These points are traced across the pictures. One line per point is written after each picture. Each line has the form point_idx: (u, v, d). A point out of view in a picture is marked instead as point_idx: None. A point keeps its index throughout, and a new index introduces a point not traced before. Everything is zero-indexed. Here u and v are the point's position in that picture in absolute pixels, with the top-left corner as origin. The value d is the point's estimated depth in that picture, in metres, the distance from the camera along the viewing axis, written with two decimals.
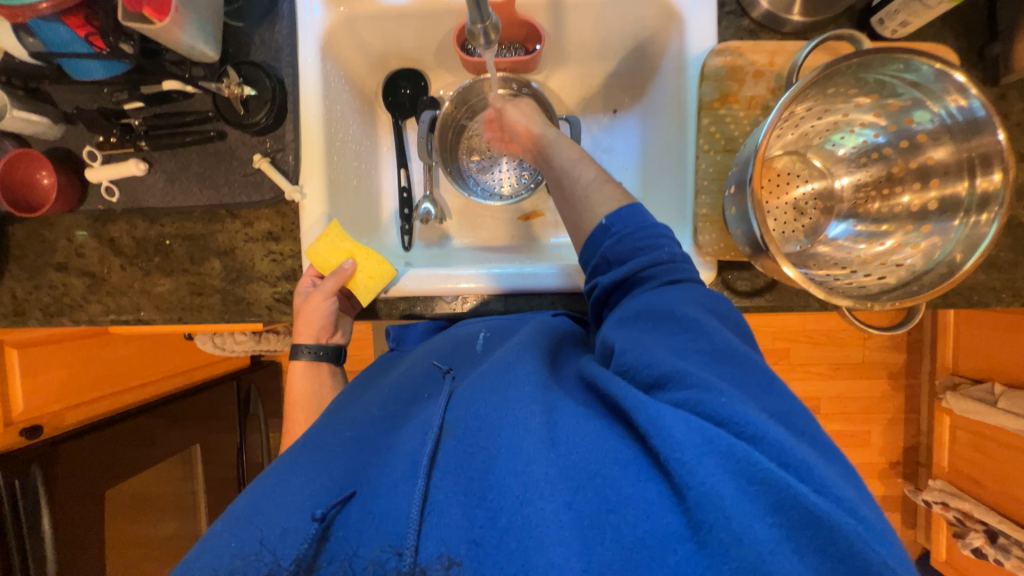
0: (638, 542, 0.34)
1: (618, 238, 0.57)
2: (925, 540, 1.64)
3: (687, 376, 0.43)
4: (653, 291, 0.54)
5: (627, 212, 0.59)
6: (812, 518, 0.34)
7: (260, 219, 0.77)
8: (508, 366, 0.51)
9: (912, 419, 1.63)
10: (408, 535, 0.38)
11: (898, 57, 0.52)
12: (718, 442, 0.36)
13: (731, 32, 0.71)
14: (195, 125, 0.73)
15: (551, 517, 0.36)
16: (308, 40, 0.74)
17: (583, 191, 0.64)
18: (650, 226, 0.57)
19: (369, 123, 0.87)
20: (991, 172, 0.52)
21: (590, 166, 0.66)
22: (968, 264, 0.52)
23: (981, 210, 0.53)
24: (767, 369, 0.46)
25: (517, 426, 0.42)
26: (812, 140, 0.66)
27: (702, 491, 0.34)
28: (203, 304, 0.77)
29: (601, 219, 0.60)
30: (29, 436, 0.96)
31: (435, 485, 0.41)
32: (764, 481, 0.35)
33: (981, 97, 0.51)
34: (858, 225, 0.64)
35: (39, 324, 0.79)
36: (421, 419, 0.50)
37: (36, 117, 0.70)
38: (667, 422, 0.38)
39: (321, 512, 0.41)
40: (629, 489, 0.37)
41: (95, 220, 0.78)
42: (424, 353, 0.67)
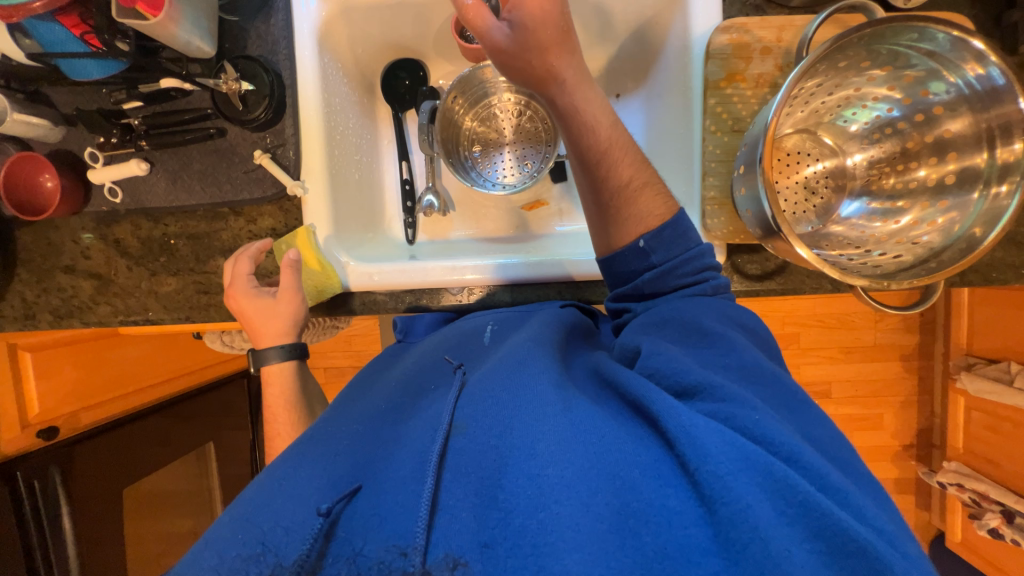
0: (660, 551, 0.34)
1: (659, 272, 0.56)
2: (939, 522, 1.63)
3: (718, 389, 0.42)
4: (685, 301, 0.54)
5: (670, 235, 0.56)
6: (854, 548, 0.33)
7: (263, 215, 0.76)
8: (519, 364, 0.50)
9: (925, 401, 1.62)
10: (416, 534, 0.37)
11: (914, 26, 0.50)
12: (756, 460, 0.36)
13: (737, 9, 0.68)
14: (194, 122, 0.72)
15: (567, 522, 0.35)
16: (303, 31, 0.72)
17: (616, 195, 0.58)
18: (695, 255, 0.57)
19: (368, 116, 0.86)
20: (1012, 142, 0.51)
21: (624, 161, 0.58)
22: (988, 238, 0.50)
23: (1002, 181, 0.52)
24: (798, 391, 0.47)
25: (532, 427, 0.42)
26: (823, 117, 0.64)
27: (736, 508, 0.34)
28: (210, 303, 0.78)
29: (639, 240, 0.57)
30: (47, 437, 0.96)
31: (445, 486, 0.40)
32: (805, 505, 0.35)
33: (1001, 64, 0.49)
34: (872, 204, 0.62)
35: (49, 326, 0.79)
36: (429, 414, 0.49)
37: (35, 119, 0.70)
38: (701, 432, 0.37)
39: (327, 506, 0.41)
40: (650, 495, 0.36)
41: (100, 222, 0.78)
42: (430, 347, 0.66)
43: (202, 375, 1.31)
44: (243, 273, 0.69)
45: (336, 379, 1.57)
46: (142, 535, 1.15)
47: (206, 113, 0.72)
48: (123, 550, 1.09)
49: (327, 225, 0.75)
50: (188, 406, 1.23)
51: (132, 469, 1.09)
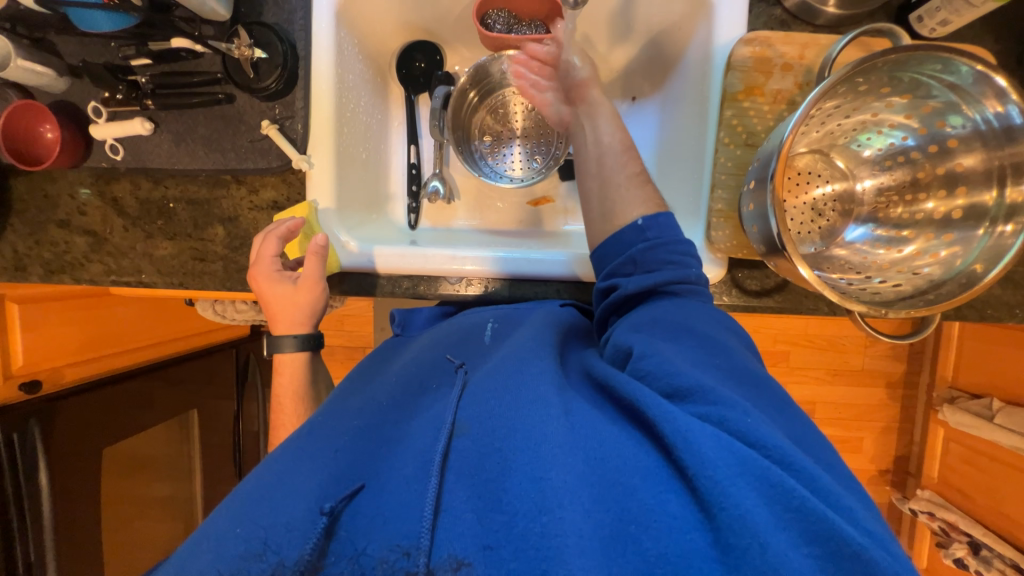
0: (661, 557, 0.33)
1: (652, 244, 0.58)
2: (907, 547, 1.66)
3: (709, 392, 0.42)
4: (676, 301, 0.55)
5: (664, 220, 0.60)
6: (848, 551, 0.33)
7: (266, 186, 0.75)
8: (521, 364, 0.50)
9: (906, 429, 1.64)
10: (420, 535, 0.37)
11: (938, 55, 0.50)
12: (750, 463, 0.36)
13: (762, 21, 0.68)
14: (202, 86, 0.71)
15: (571, 527, 0.35)
16: (321, 3, 0.70)
17: (623, 181, 0.64)
18: (682, 243, 0.59)
19: (381, 95, 0.85)
20: (1022, 183, 0.51)
21: (632, 160, 0.66)
22: (988, 276, 0.51)
23: (1008, 220, 0.52)
24: (784, 395, 0.48)
25: (535, 430, 0.42)
26: (837, 139, 0.64)
27: (734, 514, 0.34)
28: (205, 271, 0.77)
29: (638, 219, 0.60)
30: (29, 391, 0.96)
31: (447, 488, 0.40)
32: (800, 510, 0.34)
33: (1020, 103, 0.49)
34: (877, 230, 0.62)
35: (39, 280, 0.78)
36: (432, 413, 0.49)
37: (40, 68, 0.68)
38: (697, 437, 0.37)
39: (329, 505, 0.40)
40: (651, 502, 0.36)
41: (98, 178, 0.77)
42: (431, 343, 0.65)
43: (191, 341, 1.30)
44: (268, 254, 0.67)
45: (327, 357, 1.56)
46: (122, 497, 1.15)
47: (217, 77, 0.71)
48: (99, 511, 1.08)
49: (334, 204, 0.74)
50: (176, 372, 1.23)
51: (114, 431, 1.09)
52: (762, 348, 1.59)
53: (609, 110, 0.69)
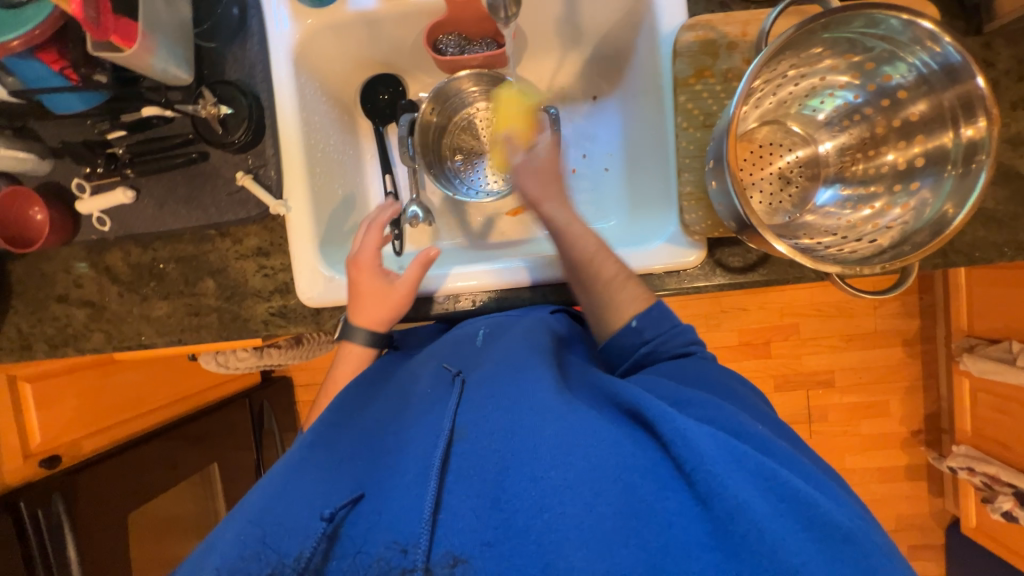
0: (660, 546, 0.36)
1: (652, 346, 0.59)
2: (953, 507, 1.60)
3: (706, 406, 0.47)
4: (696, 363, 0.57)
5: (656, 315, 0.60)
6: (843, 533, 0.36)
7: (249, 235, 0.77)
8: (519, 370, 0.50)
9: (931, 385, 1.60)
10: (417, 533, 0.39)
11: (863, 13, 0.51)
12: (745, 461, 0.38)
13: (702, 6, 0.69)
14: (176, 149, 0.74)
15: (573, 521, 0.37)
16: (279, 54, 0.74)
17: (606, 289, 0.62)
18: (681, 329, 0.60)
19: (350, 132, 0.87)
20: (976, 119, 0.51)
21: (610, 260, 0.63)
22: (958, 218, 0.50)
23: (969, 160, 0.52)
24: (776, 420, 0.52)
25: (534, 433, 0.42)
26: (790, 107, 0.64)
27: (730, 504, 0.36)
28: (201, 324, 0.79)
29: (630, 321, 0.60)
30: (49, 466, 0.99)
31: (447, 489, 0.41)
32: (795, 498, 0.37)
33: (954, 44, 0.49)
34: (845, 191, 0.63)
35: (45, 356, 0.81)
36: (427, 421, 0.48)
37: (23, 154, 0.72)
38: (695, 437, 0.39)
39: (330, 511, 0.42)
40: (652, 498, 0.38)
41: (91, 250, 0.79)
42: (428, 356, 0.63)
43: (203, 398, 1.32)
44: (374, 248, 0.73)
45: None
46: (149, 557, 1.16)
47: (189, 138, 0.73)
48: None
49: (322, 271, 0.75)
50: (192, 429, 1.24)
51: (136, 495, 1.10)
52: (770, 324, 1.58)
53: (568, 217, 0.66)
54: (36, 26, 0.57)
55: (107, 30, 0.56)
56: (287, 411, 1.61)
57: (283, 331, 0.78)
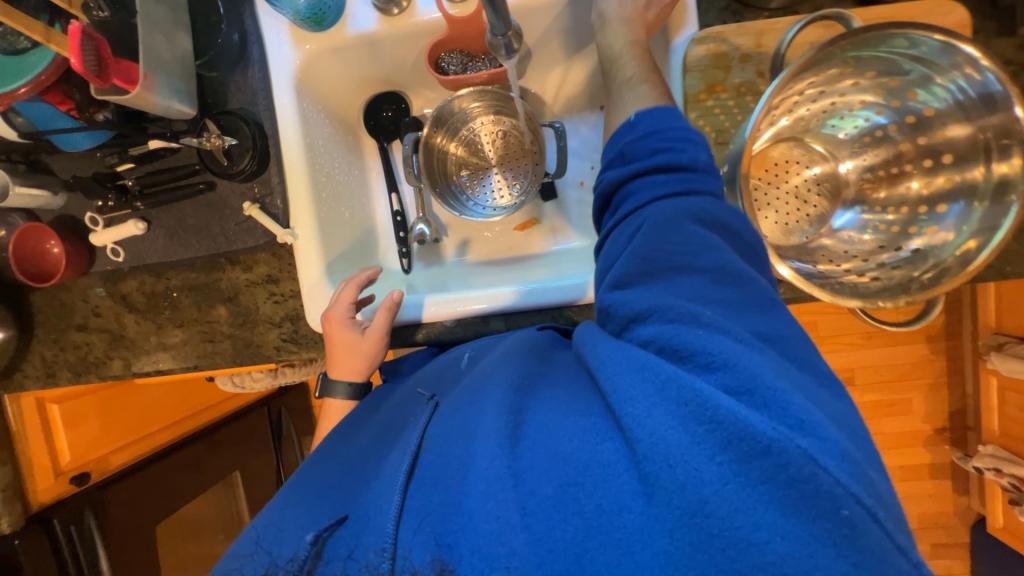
0: (597, 509, 0.35)
1: (640, 136, 0.50)
2: (979, 506, 1.56)
3: (664, 310, 0.41)
4: (677, 190, 0.47)
5: (659, 112, 0.51)
6: (775, 453, 0.32)
7: (258, 262, 0.78)
8: (486, 374, 0.50)
9: (957, 382, 1.55)
10: (386, 538, 0.40)
11: (903, 32, 0.48)
12: (669, 390, 0.36)
13: (713, 15, 0.66)
14: (184, 179, 0.74)
15: (511, 506, 0.36)
16: (281, 81, 0.73)
17: (620, 89, 0.58)
18: (678, 133, 0.49)
19: (354, 152, 0.87)
20: (1009, 158, 0.48)
21: (635, 59, 0.59)
22: (981, 257, 0.49)
23: (1000, 196, 0.50)
24: (771, 293, 0.43)
25: (479, 420, 0.43)
26: (809, 123, 0.61)
27: (649, 443, 0.35)
28: (215, 351, 0.80)
29: (630, 116, 0.52)
30: (80, 482, 1.03)
31: (412, 496, 0.42)
32: (727, 436, 0.33)
33: (994, 69, 0.46)
34: (865, 215, 0.60)
35: (70, 383, 0.83)
36: (404, 442, 0.49)
37: (37, 191, 0.73)
38: (621, 388, 0.38)
39: (314, 535, 0.44)
40: (587, 458, 0.37)
41: (107, 279, 0.81)
42: (419, 378, 0.66)
43: (218, 410, 1.32)
44: (347, 299, 0.72)
45: None
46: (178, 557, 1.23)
47: (195, 169, 0.73)
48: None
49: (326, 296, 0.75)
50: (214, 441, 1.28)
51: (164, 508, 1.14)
52: (787, 322, 1.54)
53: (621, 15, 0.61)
54: (43, 70, 0.57)
55: (108, 75, 0.56)
56: (304, 417, 1.64)
57: (295, 357, 0.79)
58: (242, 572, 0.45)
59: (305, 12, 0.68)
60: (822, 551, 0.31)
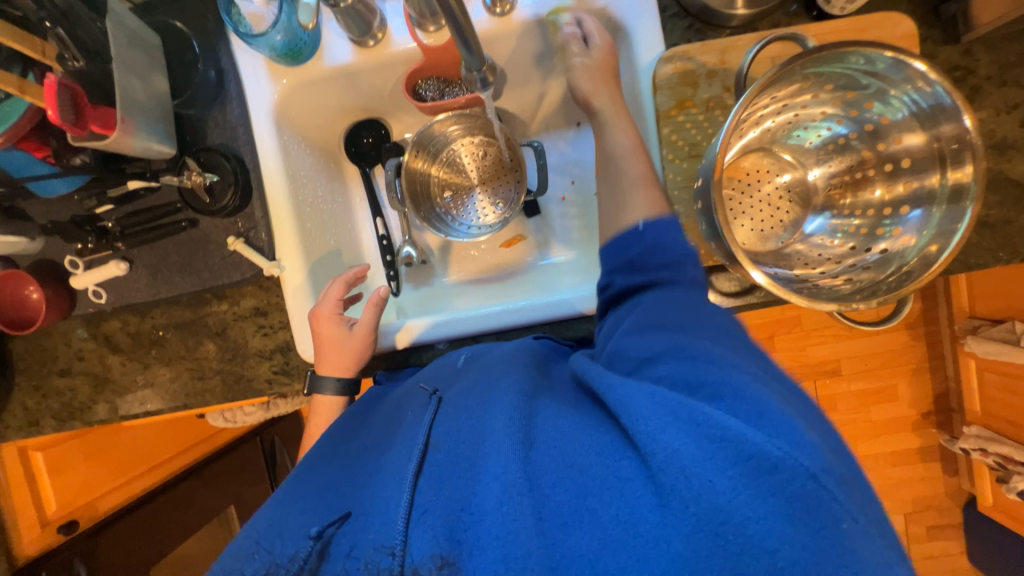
0: (614, 519, 0.35)
1: (650, 248, 0.55)
2: (968, 486, 1.61)
3: (680, 352, 0.43)
4: (684, 293, 0.52)
5: (664, 223, 0.56)
6: (791, 474, 0.33)
7: (245, 296, 0.77)
8: (494, 380, 0.51)
9: (938, 367, 1.60)
10: (394, 535, 0.40)
11: (858, 51, 0.50)
12: (681, 410, 0.36)
13: (677, 35, 0.69)
14: (166, 217, 0.74)
15: (526, 509, 0.36)
16: (260, 116, 0.73)
17: (628, 184, 0.61)
18: (681, 249, 0.55)
19: (337, 179, 0.87)
20: (962, 166, 0.51)
21: (637, 159, 0.63)
22: (941, 258, 0.51)
23: (955, 202, 0.52)
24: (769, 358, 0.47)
25: (494, 427, 0.43)
26: (776, 135, 0.64)
27: (665, 457, 0.35)
28: (205, 387, 0.79)
29: (637, 222, 0.57)
30: (68, 531, 1.00)
31: (419, 493, 0.43)
32: (745, 454, 0.33)
33: (943, 83, 0.49)
34: (834, 220, 0.63)
35: (54, 430, 0.81)
36: (407, 441, 0.50)
37: (14, 238, 0.72)
38: (633, 401, 0.38)
39: (318, 530, 0.45)
40: (605, 472, 0.37)
41: (89, 322, 0.80)
42: (415, 378, 0.67)
43: (212, 442, 1.27)
44: (335, 297, 0.74)
45: None
46: None
47: (177, 206, 0.73)
48: None
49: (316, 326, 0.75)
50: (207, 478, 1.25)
51: None
52: (773, 319, 1.57)
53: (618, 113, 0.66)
54: (17, 120, 0.57)
55: (85, 121, 0.56)
56: None
57: (287, 388, 0.78)
58: (242, 572, 0.45)
59: (282, 48, 0.69)
60: (831, 562, 0.31)
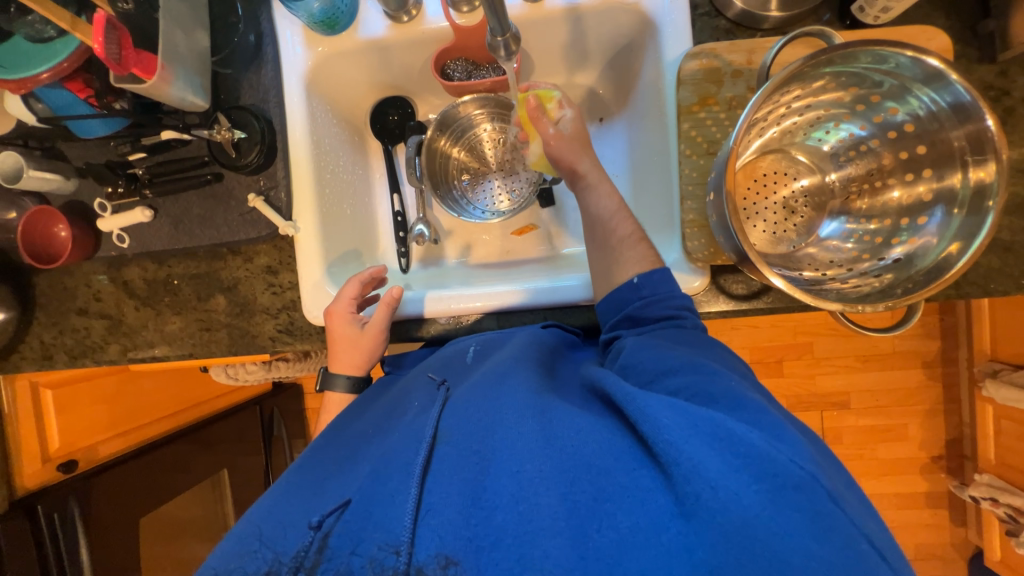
0: (634, 526, 0.36)
1: (646, 302, 0.59)
2: (977, 538, 1.53)
3: (687, 372, 0.47)
4: (691, 334, 0.56)
5: (658, 276, 0.60)
6: (802, 489, 0.36)
7: (259, 253, 0.80)
8: (500, 378, 0.52)
9: (953, 410, 1.54)
10: (403, 532, 0.40)
11: (870, 50, 0.50)
12: (703, 425, 0.39)
13: (707, 33, 0.69)
14: (193, 170, 0.76)
15: (547, 510, 0.37)
16: (293, 80, 0.76)
17: (617, 244, 0.65)
18: (676, 296, 0.59)
19: (359, 152, 0.89)
20: (984, 164, 0.50)
21: (623, 220, 0.66)
22: (961, 261, 0.50)
23: (976, 202, 0.51)
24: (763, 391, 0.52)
25: (511, 429, 0.45)
26: (795, 137, 0.65)
27: (686, 467, 0.36)
28: (211, 339, 0.81)
29: (632, 278, 0.61)
30: (67, 470, 1.02)
31: (428, 489, 0.42)
32: (766, 471, 0.36)
33: (962, 81, 0.48)
34: (849, 225, 0.63)
35: (65, 366, 0.84)
36: (413, 429, 0.51)
37: (50, 176, 0.75)
38: (653, 412, 0.40)
39: (318, 519, 0.44)
40: (624, 478, 0.38)
41: (110, 265, 0.83)
42: (422, 368, 0.67)
43: (213, 406, 1.34)
44: (348, 296, 0.73)
45: None
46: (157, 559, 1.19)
47: (204, 160, 0.76)
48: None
49: (322, 289, 0.77)
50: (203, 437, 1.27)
51: (148, 500, 1.12)
52: (783, 343, 1.54)
53: (600, 177, 0.70)
54: (66, 58, 0.60)
55: (128, 64, 0.59)
56: (296, 418, 1.63)
57: (289, 348, 0.80)
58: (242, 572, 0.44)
59: (319, 16, 0.71)
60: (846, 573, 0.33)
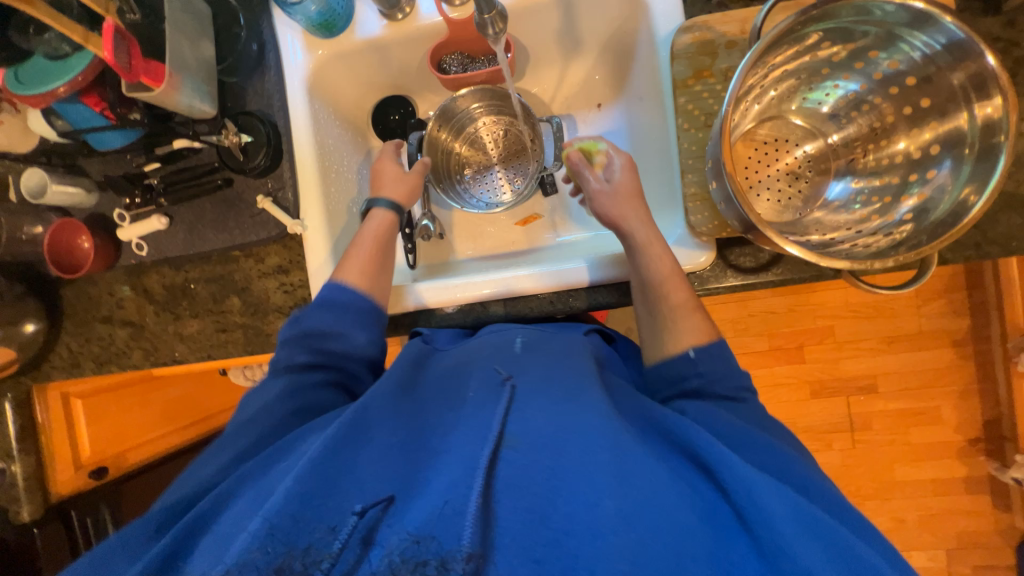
0: None
1: (707, 380, 0.58)
2: None
3: (769, 454, 0.49)
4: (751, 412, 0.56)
5: (714, 354, 0.60)
6: None
7: (270, 254, 0.82)
8: (575, 393, 0.50)
9: (989, 389, 1.47)
10: (462, 542, 0.37)
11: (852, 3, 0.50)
12: (806, 513, 0.40)
13: (699, 7, 0.69)
14: (204, 176, 0.79)
15: (624, 553, 0.37)
16: (295, 84, 0.79)
17: (671, 315, 0.63)
18: (735, 376, 0.59)
19: (362, 152, 0.91)
20: (990, 99, 0.49)
21: (677, 287, 0.64)
22: (980, 203, 0.48)
23: (985, 140, 0.50)
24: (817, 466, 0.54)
25: (591, 454, 0.42)
26: (792, 100, 0.64)
27: (785, 553, 0.37)
28: (228, 339, 0.83)
29: (689, 351, 0.60)
30: (98, 477, 1.06)
31: (497, 504, 0.40)
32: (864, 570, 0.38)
33: (954, 21, 0.47)
34: (855, 183, 0.62)
35: (93, 373, 0.87)
36: (473, 424, 0.47)
37: (72, 189, 0.79)
38: (755, 484, 0.41)
39: (361, 508, 0.40)
40: (712, 545, 0.39)
41: (131, 273, 0.86)
42: (467, 352, 0.61)
43: None
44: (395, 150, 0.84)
45: None
46: None
47: (214, 166, 0.78)
48: None
49: None
50: None
51: None
52: (803, 328, 1.51)
53: (651, 236, 0.67)
54: (82, 70, 0.63)
55: (136, 72, 0.62)
56: None
57: None
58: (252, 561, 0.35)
59: (317, 19, 0.74)
60: None
